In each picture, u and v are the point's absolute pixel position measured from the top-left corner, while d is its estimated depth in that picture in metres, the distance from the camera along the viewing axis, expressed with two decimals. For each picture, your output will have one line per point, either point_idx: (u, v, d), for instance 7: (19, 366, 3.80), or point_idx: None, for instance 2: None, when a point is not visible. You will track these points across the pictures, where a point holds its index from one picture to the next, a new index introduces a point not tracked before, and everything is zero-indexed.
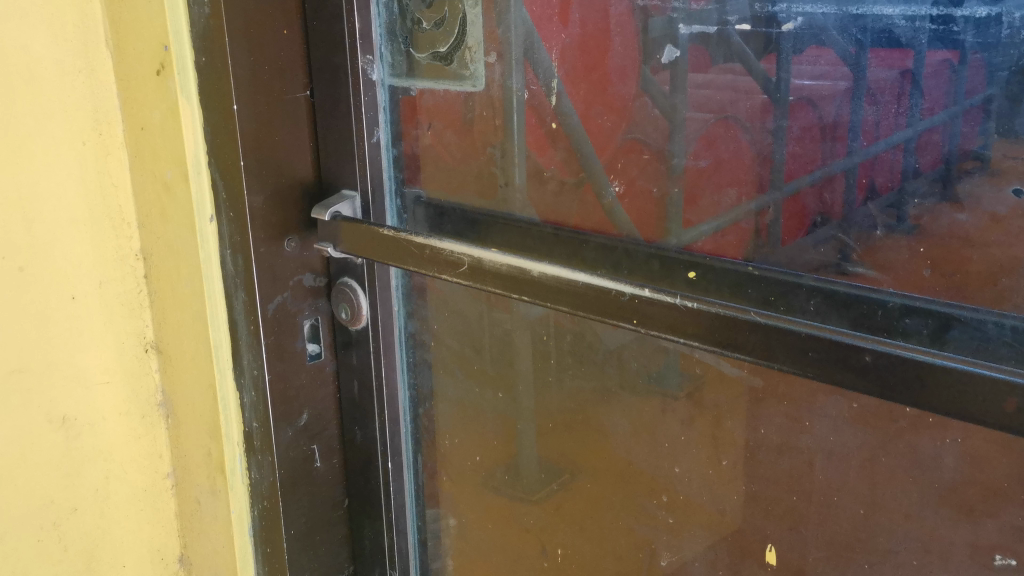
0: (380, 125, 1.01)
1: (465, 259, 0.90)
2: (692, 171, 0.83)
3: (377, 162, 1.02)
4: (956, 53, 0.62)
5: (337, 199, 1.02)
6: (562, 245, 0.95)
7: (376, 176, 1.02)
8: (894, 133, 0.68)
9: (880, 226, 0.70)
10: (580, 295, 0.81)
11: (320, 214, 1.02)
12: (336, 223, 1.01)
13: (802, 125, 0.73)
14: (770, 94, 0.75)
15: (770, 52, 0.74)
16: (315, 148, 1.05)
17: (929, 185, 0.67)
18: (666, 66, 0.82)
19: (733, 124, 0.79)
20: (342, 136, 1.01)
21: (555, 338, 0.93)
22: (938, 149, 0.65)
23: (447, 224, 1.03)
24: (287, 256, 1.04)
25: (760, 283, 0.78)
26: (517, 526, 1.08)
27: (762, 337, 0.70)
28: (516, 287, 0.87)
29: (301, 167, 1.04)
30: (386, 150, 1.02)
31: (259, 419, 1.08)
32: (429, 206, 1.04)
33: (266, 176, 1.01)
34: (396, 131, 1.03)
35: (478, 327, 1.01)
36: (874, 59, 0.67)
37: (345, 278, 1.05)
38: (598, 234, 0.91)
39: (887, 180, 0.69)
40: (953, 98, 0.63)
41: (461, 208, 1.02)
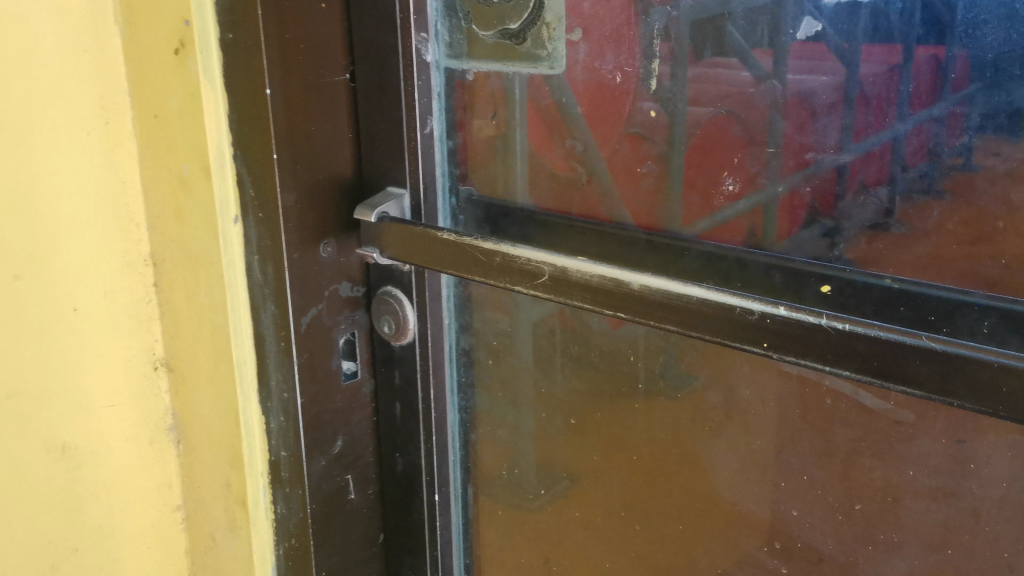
0: (433, 115, 0.89)
1: (547, 268, 0.76)
2: (829, 166, 0.70)
3: (428, 157, 0.89)
4: (943, 48, 0.62)
5: (383, 198, 0.89)
6: (655, 255, 0.84)
7: (429, 172, 0.90)
8: (883, 130, 0.66)
9: (870, 222, 0.69)
10: (694, 314, 0.69)
11: (364, 216, 0.89)
12: (383, 226, 0.88)
13: (795, 124, 0.72)
14: (767, 89, 0.73)
15: (768, 47, 0.72)
16: (357, 140, 0.93)
17: (915, 180, 0.66)
18: (802, 40, 0.69)
19: (884, 112, 0.66)
20: (392, 126, 0.89)
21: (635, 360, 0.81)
22: (926, 146, 0.65)
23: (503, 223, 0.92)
24: (324, 263, 0.92)
25: (914, 301, 0.67)
26: (539, 543, 1.00)
27: (938, 369, 0.58)
28: (610, 302, 0.74)
29: (339, 161, 0.92)
30: (440, 144, 0.90)
31: (288, 448, 0.95)
32: (484, 205, 0.93)
33: (302, 171, 0.88)
34: (450, 122, 0.91)
35: (547, 345, 0.89)
36: (865, 56, 0.66)
37: (388, 287, 0.93)
38: (703, 241, 0.80)
39: (877, 175, 0.67)
40: (942, 93, 0.63)
41: (522, 214, 0.91)
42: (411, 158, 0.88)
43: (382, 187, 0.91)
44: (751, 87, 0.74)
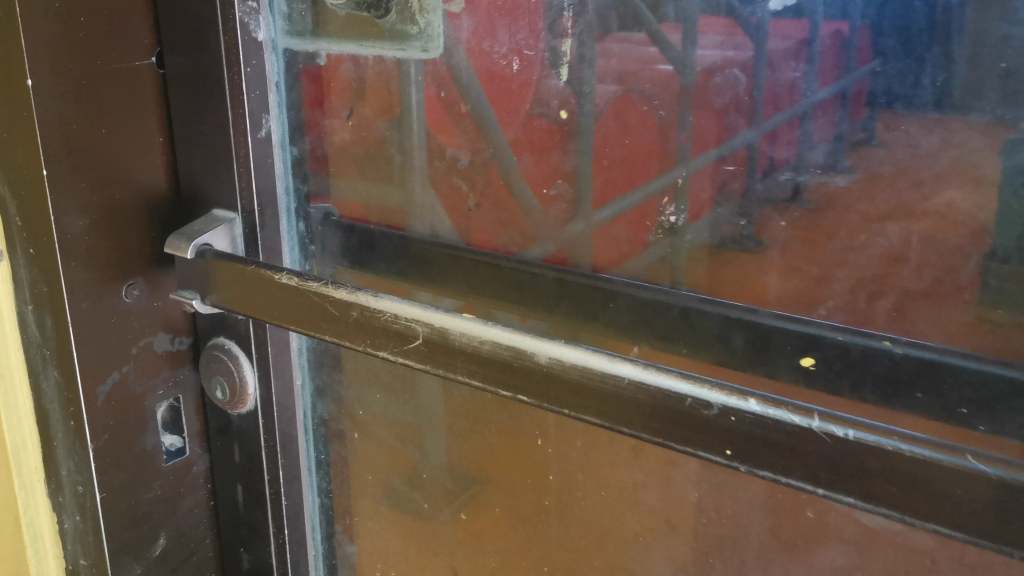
0: (272, 113, 0.66)
1: (419, 329, 0.55)
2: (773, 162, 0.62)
3: (264, 169, 0.66)
4: (845, 24, 0.54)
5: (206, 224, 0.67)
6: (570, 303, 0.67)
7: (267, 189, 0.67)
8: (792, 106, 0.61)
9: (779, 202, 0.62)
10: (623, 403, 0.48)
11: (177, 248, 0.66)
12: (202, 262, 0.65)
13: (723, 93, 0.65)
14: (677, 66, 0.66)
15: (675, 21, 0.64)
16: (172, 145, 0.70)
17: (818, 161, 0.60)
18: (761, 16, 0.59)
19: (834, 101, 0.58)
20: (215, 127, 0.66)
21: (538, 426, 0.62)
22: (829, 126, 0.59)
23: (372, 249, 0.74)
24: (126, 312, 0.69)
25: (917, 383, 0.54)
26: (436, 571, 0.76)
27: (990, 505, 0.38)
28: (506, 380, 0.52)
29: (149, 174, 0.69)
30: (283, 150, 0.67)
31: (88, 555, 0.72)
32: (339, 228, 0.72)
33: (90, 190, 0.65)
34: (294, 123, 0.68)
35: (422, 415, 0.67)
36: (771, 29, 0.58)
37: (220, 340, 0.71)
38: (633, 287, 0.65)
39: (784, 155, 0.62)
40: (845, 68, 0.55)
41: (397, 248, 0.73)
42: (241, 171, 0.66)
43: (206, 209, 0.69)
44: (658, 61, 0.66)
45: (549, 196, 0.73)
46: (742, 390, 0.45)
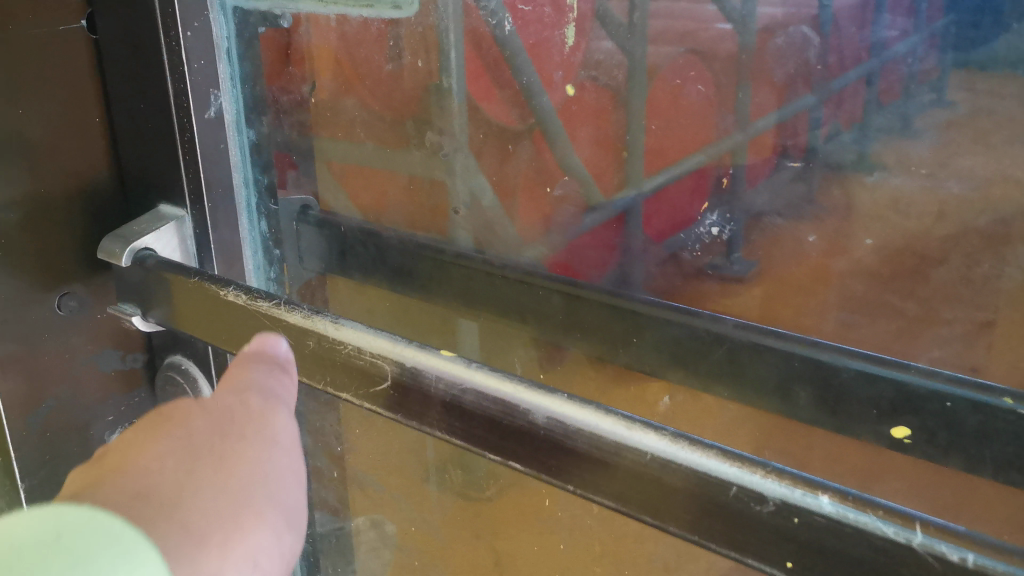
0: (222, 86, 0.54)
1: (389, 368, 0.44)
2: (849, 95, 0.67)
3: (214, 156, 0.55)
4: None
5: (149, 224, 0.55)
6: (603, 326, 0.63)
7: (219, 178, 0.56)
8: (896, 42, 0.62)
9: (849, 160, 0.70)
10: (639, 482, 0.36)
11: (113, 253, 0.54)
12: (143, 270, 0.54)
13: (841, 35, 0.65)
14: (733, 24, 0.70)
15: None
16: (110, 126, 0.57)
17: (928, 91, 0.63)
18: None
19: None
20: (152, 110, 0.52)
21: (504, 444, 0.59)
22: (931, 56, 0.61)
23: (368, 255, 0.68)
24: (60, 327, 0.58)
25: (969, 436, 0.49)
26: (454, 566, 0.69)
27: None
28: (490, 440, 0.40)
29: (85, 164, 0.57)
30: (238, 133, 0.56)
31: None
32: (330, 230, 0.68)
33: (10, 188, 0.53)
34: (250, 97, 0.57)
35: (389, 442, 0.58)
36: None
37: (178, 357, 0.60)
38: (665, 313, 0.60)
39: (893, 80, 0.65)
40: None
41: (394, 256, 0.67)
42: (187, 159, 0.54)
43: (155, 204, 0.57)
44: (716, 21, 0.70)
45: (551, 194, 0.78)
46: (800, 480, 0.32)
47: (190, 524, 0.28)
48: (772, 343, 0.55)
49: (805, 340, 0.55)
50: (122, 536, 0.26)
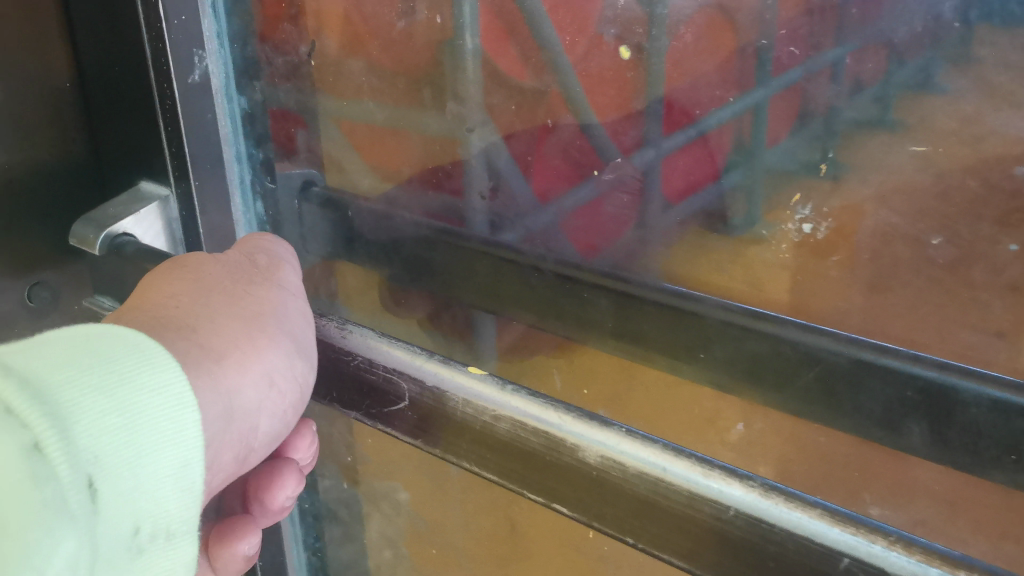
0: (208, 46, 0.46)
1: (409, 388, 0.37)
2: None
3: (200, 128, 0.47)
4: None
5: (127, 203, 0.48)
6: (654, 333, 0.47)
7: (205, 153, 0.48)
8: None
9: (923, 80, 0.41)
10: (718, 544, 0.29)
11: (87, 238, 0.48)
12: (117, 260, 0.47)
13: None
14: None
15: None
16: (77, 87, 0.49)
17: None
18: None
19: None
20: (133, 67, 0.46)
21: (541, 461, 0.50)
22: None
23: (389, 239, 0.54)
24: (31, 320, 0.51)
25: None
26: None
27: None
28: (530, 480, 0.33)
29: (61, 134, 0.49)
30: (224, 99, 0.48)
31: None
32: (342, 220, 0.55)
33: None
34: (238, 60, 0.48)
35: (383, 458, 0.51)
36: None
37: None
38: (730, 304, 0.45)
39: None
40: None
41: (431, 253, 0.53)
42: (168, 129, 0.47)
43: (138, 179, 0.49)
44: None
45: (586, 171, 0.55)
46: (935, 555, 0.25)
47: (215, 347, 0.33)
48: (879, 360, 0.40)
49: (918, 355, 0.40)
50: (144, 350, 0.29)
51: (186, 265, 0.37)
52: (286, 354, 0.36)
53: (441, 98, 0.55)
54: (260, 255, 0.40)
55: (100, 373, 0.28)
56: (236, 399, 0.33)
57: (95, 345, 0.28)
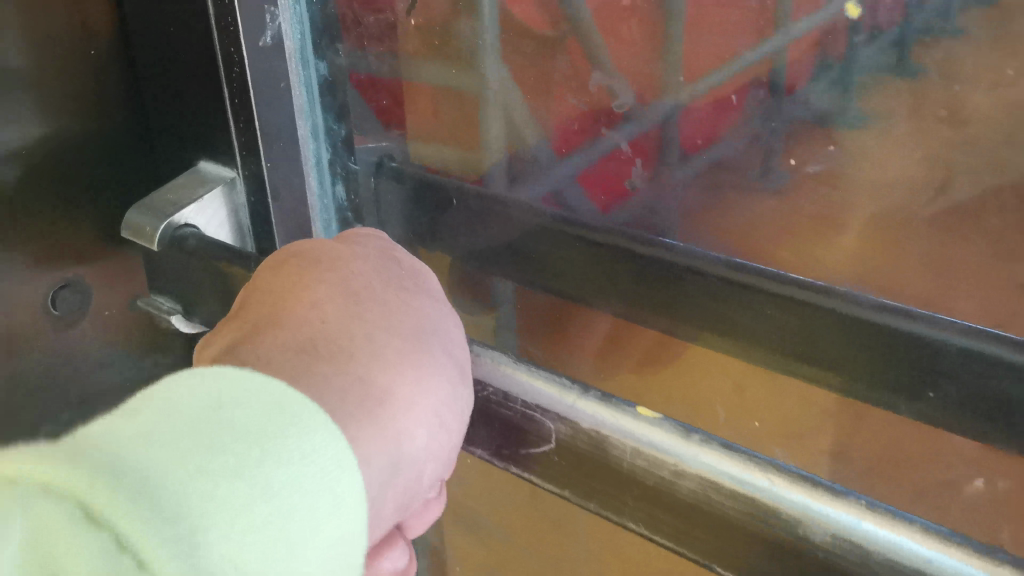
0: (281, 2, 0.39)
1: (564, 430, 0.29)
2: None
3: (274, 100, 0.40)
4: None
5: (183, 187, 0.41)
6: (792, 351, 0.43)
7: (279, 128, 0.41)
8: None
9: None
10: None
11: (142, 230, 0.41)
12: (179, 256, 0.40)
13: None
14: None
15: None
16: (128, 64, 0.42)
17: None
18: None
19: None
20: (194, 26, 0.39)
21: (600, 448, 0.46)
22: None
23: (498, 238, 0.47)
24: (55, 330, 0.43)
25: None
26: None
27: None
28: (726, 556, 0.27)
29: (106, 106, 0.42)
30: (301, 65, 0.41)
31: None
32: (422, 204, 0.47)
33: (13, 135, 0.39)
34: (317, 18, 0.40)
35: None
36: None
37: None
38: (907, 317, 0.39)
39: None
40: None
41: (545, 246, 0.47)
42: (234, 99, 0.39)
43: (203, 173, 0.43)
44: None
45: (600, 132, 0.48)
46: None
47: (367, 376, 0.27)
48: None
49: None
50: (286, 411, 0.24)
51: (315, 262, 0.30)
52: (456, 377, 0.29)
53: (453, 47, 0.47)
54: (395, 250, 0.33)
55: (238, 450, 0.23)
56: (406, 446, 0.26)
57: (233, 411, 0.24)
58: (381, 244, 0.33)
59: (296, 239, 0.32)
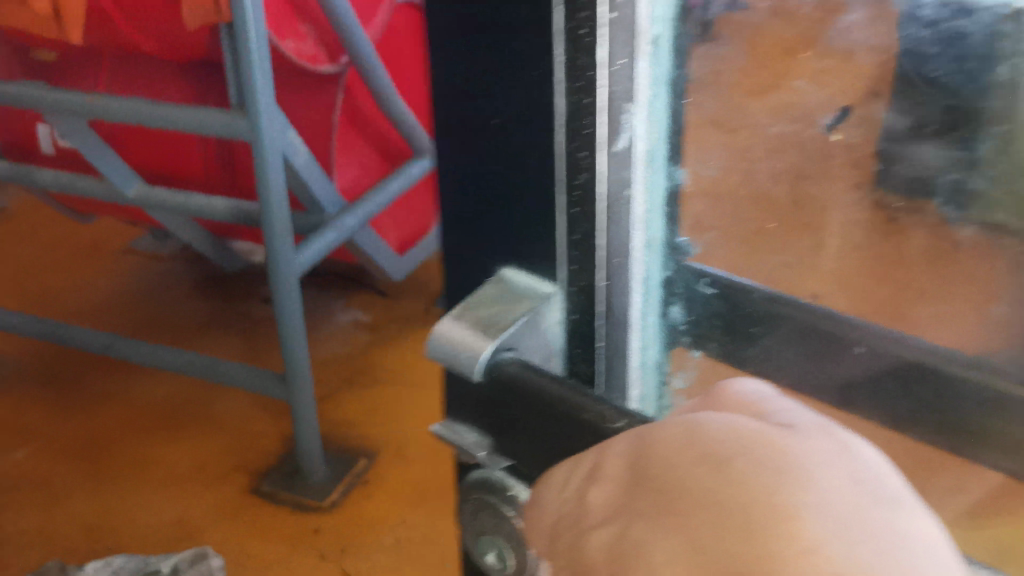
0: (642, 98, 0.32)
1: None
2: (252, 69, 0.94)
3: (619, 213, 0.34)
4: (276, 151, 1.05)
5: (495, 301, 0.36)
6: None
7: (616, 245, 0.35)
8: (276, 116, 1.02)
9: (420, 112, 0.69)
10: None
11: (454, 354, 0.35)
12: (502, 388, 0.35)
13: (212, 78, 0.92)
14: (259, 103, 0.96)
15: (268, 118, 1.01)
16: (440, 109, 0.37)
17: None
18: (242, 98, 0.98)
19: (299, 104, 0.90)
20: (521, 109, 0.33)
21: (368, 339, 1.58)
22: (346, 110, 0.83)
23: (851, 372, 0.34)
24: None
25: None
26: None
27: None
28: None
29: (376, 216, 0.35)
30: (649, 170, 0.34)
31: None
32: (757, 319, 0.36)
33: None
34: (679, 117, 0.34)
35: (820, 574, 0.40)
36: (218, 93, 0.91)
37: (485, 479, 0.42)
38: None
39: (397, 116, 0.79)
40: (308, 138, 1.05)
41: (970, 409, 0.32)
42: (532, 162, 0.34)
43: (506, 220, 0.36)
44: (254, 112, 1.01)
45: None
46: None
47: None
48: None
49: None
50: None
51: (781, 476, 0.24)
52: None
53: None
54: (835, 428, 0.26)
55: None
56: None
57: None
58: (821, 421, 0.27)
59: (718, 427, 0.26)
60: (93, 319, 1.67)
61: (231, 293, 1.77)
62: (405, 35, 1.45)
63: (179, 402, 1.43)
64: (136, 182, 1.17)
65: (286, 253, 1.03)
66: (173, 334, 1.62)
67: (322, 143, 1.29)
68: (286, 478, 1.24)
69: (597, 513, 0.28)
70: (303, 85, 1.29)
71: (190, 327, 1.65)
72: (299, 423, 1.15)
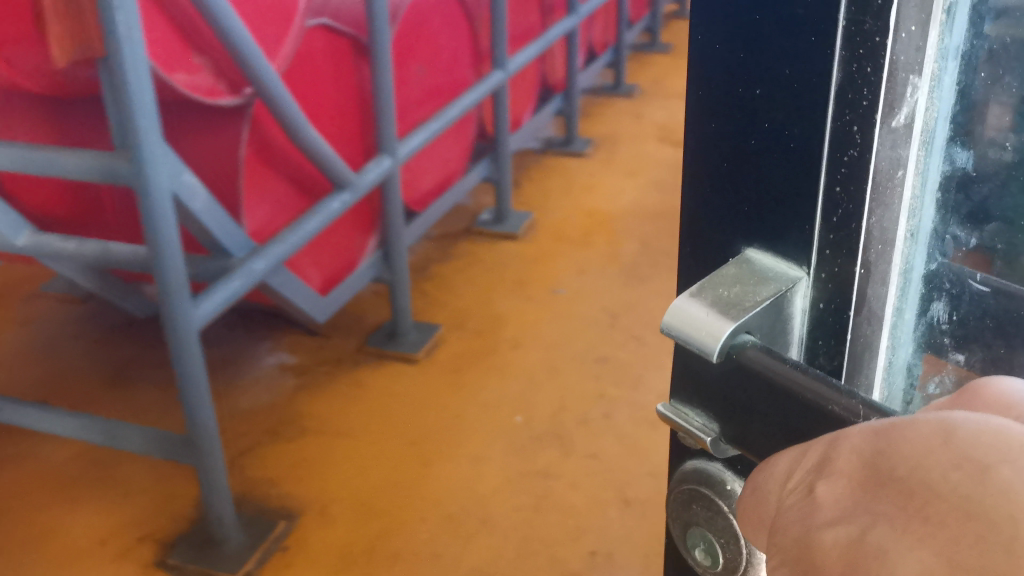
0: (928, 72, 0.30)
1: None
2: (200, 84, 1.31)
3: (887, 191, 0.32)
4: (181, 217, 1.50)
5: (739, 275, 0.34)
6: None
7: (881, 229, 0.32)
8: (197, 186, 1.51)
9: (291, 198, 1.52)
10: None
11: (691, 330, 0.33)
12: (741, 371, 0.33)
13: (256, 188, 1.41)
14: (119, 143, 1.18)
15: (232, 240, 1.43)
16: (703, 70, 0.34)
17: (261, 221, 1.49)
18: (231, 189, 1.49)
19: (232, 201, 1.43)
20: (798, 75, 0.31)
21: (293, 383, 1.92)
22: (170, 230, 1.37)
23: None
24: None
25: None
26: None
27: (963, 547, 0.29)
28: None
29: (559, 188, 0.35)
30: (925, 152, 0.31)
31: None
32: (1017, 319, 0.31)
33: None
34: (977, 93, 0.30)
35: None
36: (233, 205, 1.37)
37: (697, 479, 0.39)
38: None
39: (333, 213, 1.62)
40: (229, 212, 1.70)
41: None
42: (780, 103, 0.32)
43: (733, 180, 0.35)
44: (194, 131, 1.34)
45: None
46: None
47: None
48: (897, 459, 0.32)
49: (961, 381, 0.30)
50: None
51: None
52: None
53: None
54: None
55: None
56: None
57: None
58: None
59: (973, 422, 0.25)
60: (16, 366, 1.87)
61: (142, 336, 1.98)
62: (322, 57, 1.65)
63: (101, 458, 1.68)
64: (25, 231, 1.40)
65: (183, 303, 1.22)
66: (85, 384, 1.81)
67: (230, 189, 1.43)
68: (192, 551, 1.46)
69: (830, 509, 0.28)
70: (207, 124, 1.42)
71: (101, 377, 1.84)
72: (207, 478, 1.37)
